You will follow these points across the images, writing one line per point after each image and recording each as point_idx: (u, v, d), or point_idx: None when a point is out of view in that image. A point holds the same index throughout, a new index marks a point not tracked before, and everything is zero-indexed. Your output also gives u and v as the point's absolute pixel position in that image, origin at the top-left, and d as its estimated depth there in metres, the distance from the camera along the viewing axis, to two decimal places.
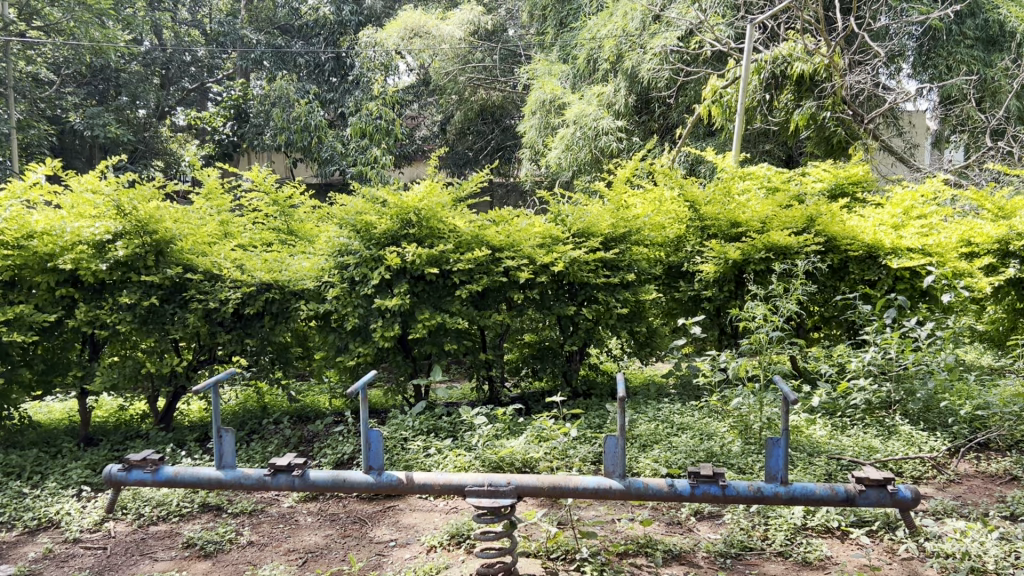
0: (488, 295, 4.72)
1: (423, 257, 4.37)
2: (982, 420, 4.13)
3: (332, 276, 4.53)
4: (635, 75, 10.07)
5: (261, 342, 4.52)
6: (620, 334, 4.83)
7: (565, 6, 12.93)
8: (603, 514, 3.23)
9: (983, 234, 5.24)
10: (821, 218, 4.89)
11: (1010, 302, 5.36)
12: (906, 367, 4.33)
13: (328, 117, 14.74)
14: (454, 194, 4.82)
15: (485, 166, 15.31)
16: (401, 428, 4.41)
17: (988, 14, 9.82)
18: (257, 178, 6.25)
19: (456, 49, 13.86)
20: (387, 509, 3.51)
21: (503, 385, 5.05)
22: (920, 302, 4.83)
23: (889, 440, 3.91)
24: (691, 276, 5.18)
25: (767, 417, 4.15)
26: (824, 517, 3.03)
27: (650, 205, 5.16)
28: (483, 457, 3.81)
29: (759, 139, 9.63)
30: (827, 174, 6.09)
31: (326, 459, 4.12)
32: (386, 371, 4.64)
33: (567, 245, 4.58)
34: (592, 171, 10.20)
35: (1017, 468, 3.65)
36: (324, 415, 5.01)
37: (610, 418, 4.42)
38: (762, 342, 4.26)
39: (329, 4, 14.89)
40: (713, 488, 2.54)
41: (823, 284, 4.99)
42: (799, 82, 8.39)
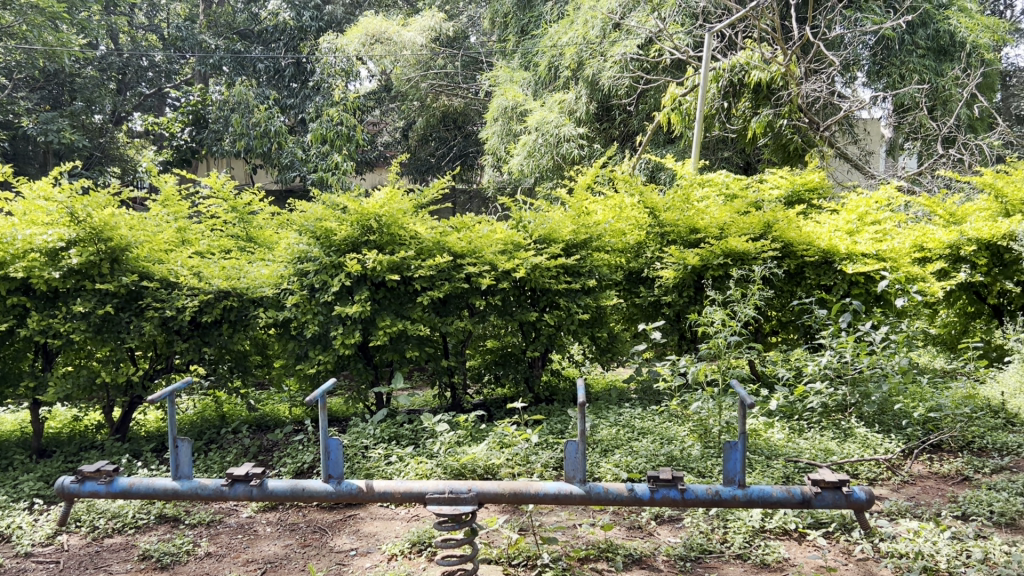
0: (449, 302, 4.73)
1: (384, 264, 4.35)
2: (936, 421, 4.22)
3: (292, 284, 4.53)
4: (596, 82, 10.15)
5: (219, 351, 4.49)
6: (583, 339, 4.88)
7: (526, 13, 13.04)
8: (564, 519, 3.26)
9: (935, 240, 5.45)
10: (777, 224, 5.01)
11: (961, 306, 5.85)
12: (861, 371, 4.40)
13: (288, 123, 14.74)
14: (415, 201, 4.83)
15: (446, 172, 15.57)
16: (362, 437, 4.41)
17: (939, 24, 10.06)
18: (215, 185, 6.19)
19: (417, 55, 13.81)
20: (347, 518, 3.50)
21: (465, 392, 5.07)
22: (874, 306, 4.96)
23: (846, 443, 4.00)
24: (651, 282, 5.25)
25: (726, 421, 4.21)
26: (781, 518, 3.08)
27: (611, 212, 5.22)
28: (444, 465, 3.82)
29: (717, 147, 9.79)
30: (784, 181, 6.21)
31: (285, 469, 4.10)
32: (347, 379, 4.62)
33: (528, 251, 4.61)
34: (555, 177, 10.37)
35: (968, 469, 3.74)
36: (284, 423, 4.99)
37: (572, 424, 4.45)
38: (721, 346, 4.33)
39: (289, 10, 14.95)
40: (672, 491, 2.55)
41: (780, 289, 5.08)
42: (756, 90, 8.49)
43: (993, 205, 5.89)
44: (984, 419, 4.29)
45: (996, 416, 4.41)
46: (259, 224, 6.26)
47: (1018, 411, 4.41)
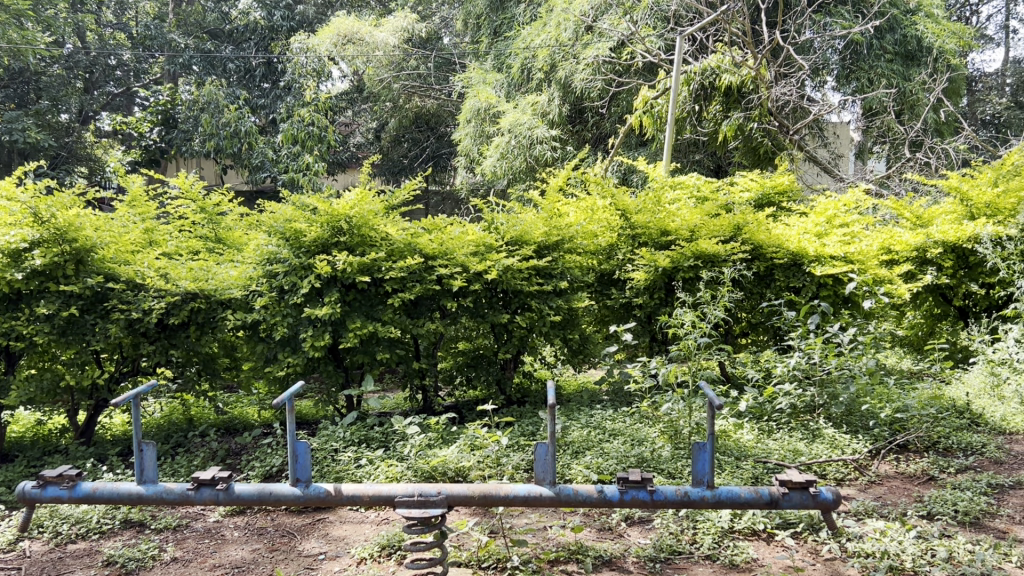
0: (420, 303, 4.69)
1: (354, 265, 4.32)
2: (902, 422, 4.26)
3: (261, 285, 4.48)
4: (568, 84, 10.19)
5: (186, 353, 4.43)
6: (554, 341, 4.88)
7: (498, 15, 13.06)
8: (535, 521, 3.26)
9: (902, 243, 5.61)
10: (747, 226, 5.04)
11: (928, 307, 5.98)
12: (830, 372, 4.42)
13: (259, 123, 14.65)
14: (386, 202, 4.80)
15: (419, 173, 15.60)
16: (332, 440, 4.37)
17: (906, 30, 10.27)
18: (183, 186, 6.12)
19: (390, 56, 13.77)
20: (316, 522, 3.46)
21: (437, 395, 5.04)
22: (842, 308, 5.00)
23: (814, 443, 4.02)
24: (622, 284, 5.26)
25: (696, 422, 4.22)
26: (750, 519, 3.09)
27: (583, 214, 5.23)
28: (415, 468, 3.79)
29: (689, 150, 9.84)
30: (754, 183, 6.25)
31: (253, 472, 4.05)
32: (317, 381, 4.57)
33: (500, 253, 4.60)
34: (528, 179, 10.37)
35: (934, 469, 3.76)
36: (252, 426, 4.93)
37: (543, 425, 4.44)
38: (691, 348, 4.33)
39: (260, 9, 14.87)
40: (642, 492, 2.53)
41: (750, 291, 5.10)
42: (727, 93, 8.64)
43: (959, 208, 5.98)
44: (949, 420, 4.33)
45: (961, 416, 4.46)
46: (228, 225, 6.19)
47: (982, 411, 4.46)
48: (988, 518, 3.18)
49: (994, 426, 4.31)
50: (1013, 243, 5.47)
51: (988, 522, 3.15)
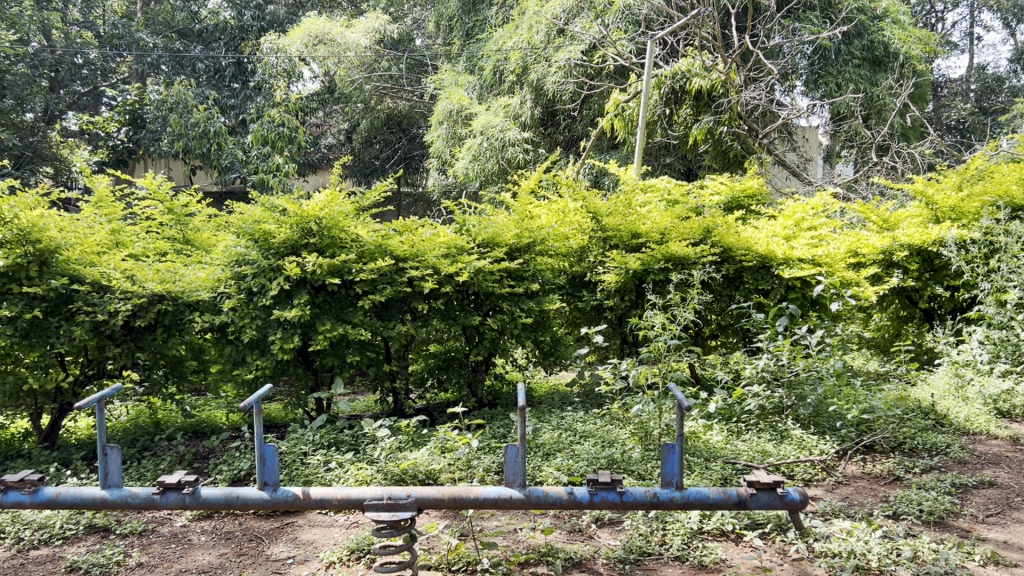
0: (391, 305, 4.67)
1: (324, 267, 4.29)
2: (869, 423, 4.31)
3: (229, 287, 4.42)
4: (541, 87, 10.23)
5: (153, 356, 4.37)
6: (525, 343, 4.87)
7: (470, 17, 13.07)
8: (505, 524, 3.25)
9: (869, 245, 5.67)
10: (717, 229, 5.07)
11: (894, 310, 6.06)
12: (798, 374, 4.46)
13: (229, 124, 14.56)
14: (356, 203, 4.77)
15: (390, 174, 15.61)
16: (301, 443, 4.33)
17: (874, 35, 10.33)
18: (151, 186, 6.04)
19: (361, 57, 13.73)
20: (285, 526, 3.43)
21: (408, 397, 5.02)
22: (811, 311, 5.05)
23: (782, 444, 4.06)
24: (593, 286, 5.27)
25: (665, 423, 4.23)
26: (719, 520, 3.10)
27: (555, 216, 5.23)
28: (385, 471, 3.77)
29: (659, 153, 9.90)
30: (724, 187, 6.29)
31: (221, 476, 4.00)
32: (286, 384, 4.53)
33: (471, 256, 4.58)
34: (499, 181, 10.35)
35: (900, 469, 3.81)
36: (220, 430, 4.88)
37: (514, 428, 4.43)
38: (661, 350, 4.35)
39: (230, 9, 14.79)
40: (611, 494, 2.53)
41: (719, 293, 5.13)
42: (697, 98, 8.70)
43: (924, 212, 6.06)
44: (915, 421, 4.38)
45: (926, 417, 4.51)
46: (196, 226, 6.13)
47: (947, 412, 4.51)
48: (952, 518, 3.23)
49: (959, 426, 4.37)
50: (976, 246, 5.56)
51: (952, 522, 3.18)
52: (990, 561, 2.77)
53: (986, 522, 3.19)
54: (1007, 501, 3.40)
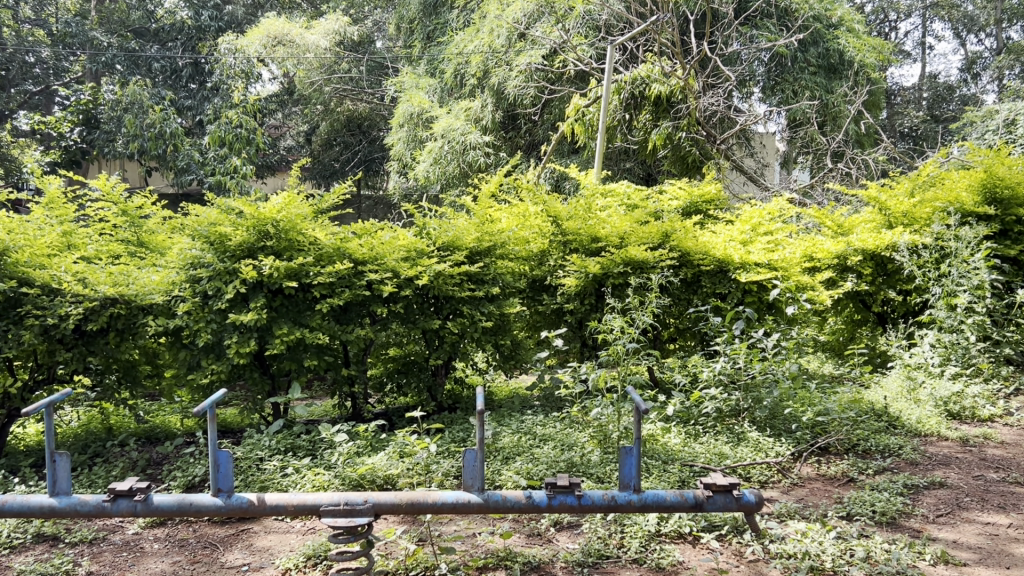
0: (349, 309, 4.62)
1: (281, 270, 4.23)
2: (823, 425, 4.36)
3: (183, 290, 4.35)
4: (502, 91, 10.25)
5: (105, 361, 4.29)
6: (485, 347, 4.86)
7: (431, 20, 13.05)
8: (463, 528, 3.24)
9: (824, 250, 5.75)
10: (675, 233, 5.11)
11: (848, 313, 6.15)
12: (754, 376, 4.50)
13: (185, 125, 14.36)
14: (315, 206, 4.72)
15: (350, 177, 15.61)
16: (257, 448, 4.27)
17: (829, 43, 10.60)
18: (105, 188, 5.93)
19: (321, 59, 13.65)
20: (240, 533, 3.38)
21: (366, 402, 4.98)
22: (767, 314, 5.11)
23: (738, 447, 4.09)
24: (553, 290, 5.28)
25: (624, 426, 4.24)
26: (677, 522, 3.11)
27: (515, 220, 5.23)
28: (342, 476, 3.73)
29: (619, 158, 9.98)
30: (682, 192, 6.35)
31: (174, 482, 3.93)
32: (242, 388, 4.46)
33: (431, 259, 4.56)
34: (460, 185, 10.35)
35: (853, 471, 3.86)
36: (174, 436, 4.80)
37: (473, 432, 4.41)
38: (620, 353, 4.37)
39: (187, 8, 14.58)
40: (570, 497, 2.52)
41: (677, 297, 5.17)
42: (657, 103, 8.77)
43: (878, 217, 6.17)
44: (868, 423, 4.44)
45: (879, 419, 4.58)
46: (151, 228, 6.03)
47: (899, 414, 4.58)
48: (904, 518, 3.27)
49: (910, 428, 4.45)
50: (928, 251, 5.67)
51: (903, 522, 3.23)
52: (940, 560, 2.82)
53: (937, 522, 3.24)
54: (956, 501, 3.46)
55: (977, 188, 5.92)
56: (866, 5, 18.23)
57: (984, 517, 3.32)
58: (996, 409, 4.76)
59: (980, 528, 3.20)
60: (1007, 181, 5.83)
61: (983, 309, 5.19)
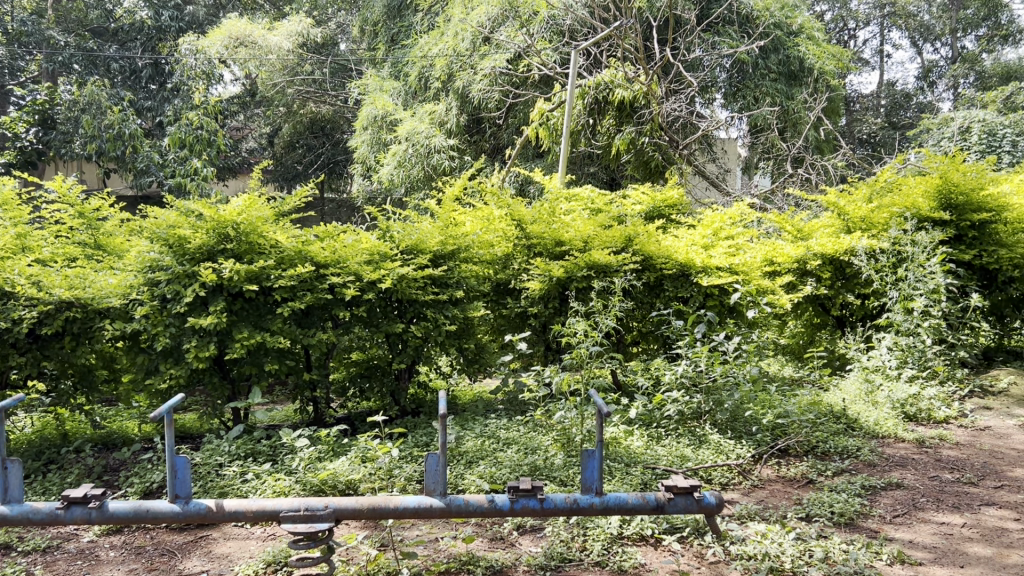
0: (311, 313, 4.58)
1: (241, 273, 4.18)
2: (783, 428, 4.41)
3: (141, 293, 4.27)
4: (466, 94, 10.25)
5: (60, 365, 4.22)
6: (449, 350, 4.85)
7: (395, 23, 13.03)
8: (425, 533, 3.22)
9: (784, 254, 5.83)
10: (638, 238, 5.14)
11: (808, 317, 6.23)
12: (715, 379, 4.54)
13: (145, 126, 14.16)
14: (276, 208, 4.67)
15: (313, 179, 15.57)
16: (216, 454, 4.20)
17: (789, 50, 10.69)
18: (61, 189, 5.82)
19: (283, 60, 13.55)
20: (199, 539, 3.33)
21: (329, 406, 4.94)
22: (728, 318, 5.15)
23: (700, 449, 4.12)
24: (517, 293, 5.27)
25: (587, 430, 4.24)
26: (639, 525, 3.12)
27: (479, 223, 5.22)
28: (303, 481, 3.69)
29: (583, 162, 10.03)
30: (645, 197, 6.39)
31: (131, 489, 3.86)
32: (201, 393, 4.40)
33: (394, 262, 4.53)
34: (425, 188, 10.31)
35: (812, 472, 3.90)
36: (131, 441, 4.71)
37: (436, 436, 4.39)
38: (583, 356, 4.38)
39: (147, 8, 14.39)
40: (532, 501, 2.52)
41: (640, 300, 5.20)
42: (620, 109, 8.82)
43: (837, 222, 6.27)
44: (827, 425, 4.50)
45: (838, 420, 4.63)
46: (109, 231, 5.92)
47: (857, 416, 4.64)
48: (861, 518, 3.32)
49: (868, 429, 4.51)
50: (885, 255, 5.76)
51: (861, 522, 3.28)
52: (896, 560, 2.86)
53: (893, 522, 3.29)
54: (912, 502, 3.52)
55: (933, 193, 6.04)
56: (826, 12, 18.53)
57: (939, 517, 3.38)
58: (951, 411, 4.86)
59: (936, 528, 3.25)
60: (961, 187, 5.94)
61: (938, 312, 5.28)
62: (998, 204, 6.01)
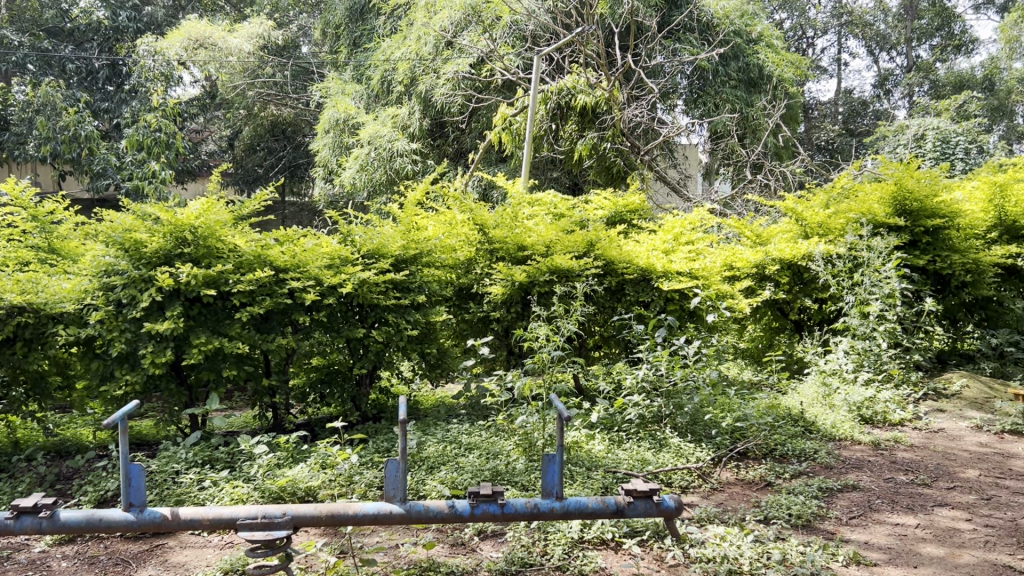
0: (271, 318, 4.54)
1: (199, 277, 4.12)
2: (742, 431, 4.45)
3: (96, 298, 4.19)
4: (429, 98, 10.24)
5: (12, 372, 4.13)
6: (411, 355, 4.82)
7: (358, 26, 12.98)
8: (385, 540, 3.20)
9: (743, 260, 5.92)
10: (600, 242, 5.17)
11: (767, 321, 6.31)
12: (675, 383, 4.57)
13: (101, 127, 13.93)
14: (235, 212, 4.62)
15: (274, 182, 15.45)
16: (173, 461, 4.14)
17: (749, 58, 10.90)
18: (12, 192, 5.70)
19: (244, 62, 13.43)
20: (154, 548, 3.27)
21: (288, 412, 4.89)
22: (688, 322, 5.20)
23: (660, 452, 4.15)
24: (480, 298, 5.26)
25: (549, 434, 4.24)
26: (599, 529, 3.13)
27: (442, 227, 5.20)
28: (262, 488, 3.65)
29: (546, 167, 10.06)
30: (607, 202, 6.43)
31: (85, 498, 3.79)
32: (158, 400, 4.33)
33: (355, 266, 4.51)
34: (387, 192, 10.26)
35: (770, 474, 3.94)
36: (86, 449, 4.63)
37: (397, 441, 4.37)
38: (545, 361, 4.39)
39: (104, 8, 14.16)
40: (492, 506, 2.51)
41: (602, 305, 5.23)
42: (582, 114, 8.85)
43: (794, 228, 6.33)
44: (785, 428, 4.55)
45: (796, 423, 4.69)
46: (62, 234, 5.82)
47: (814, 419, 4.71)
48: (819, 520, 3.37)
49: (826, 432, 4.58)
50: (842, 260, 5.86)
51: (818, 524, 3.32)
52: (852, 561, 2.91)
53: (849, 523, 3.35)
54: (867, 503, 3.58)
55: (888, 200, 6.15)
56: (785, 20, 18.75)
57: (894, 518, 3.44)
58: (906, 414, 4.96)
59: (891, 529, 3.31)
60: (916, 194, 6.05)
61: (893, 317, 5.38)
62: (951, 210, 6.12)
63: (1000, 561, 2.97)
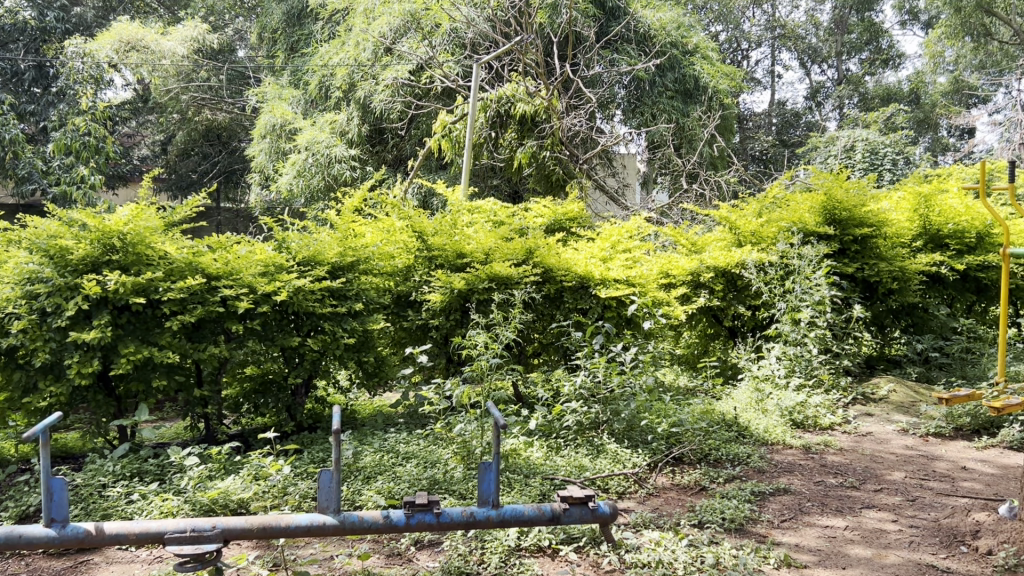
0: (203, 327, 4.44)
1: (128, 285, 4.02)
2: (677, 436, 4.49)
3: (18, 307, 4.04)
4: (368, 105, 10.16)
5: None
6: (348, 364, 4.76)
7: (296, 31, 12.84)
8: (320, 552, 3.16)
9: (679, 267, 6.00)
10: (538, 250, 5.19)
11: (702, 327, 6.38)
12: (612, 390, 4.60)
13: (27, 130, 13.44)
14: (165, 218, 4.51)
15: (209, 187, 15.33)
16: (99, 474, 4.02)
17: (685, 69, 11.16)
18: None
19: (177, 65, 13.16)
20: (78, 564, 3.17)
21: (221, 423, 4.78)
22: (625, 329, 5.25)
23: (598, 459, 4.17)
24: (418, 305, 5.22)
25: (487, 442, 4.24)
26: (536, 536, 3.13)
27: (379, 235, 5.15)
28: (193, 501, 3.56)
29: (486, 175, 10.07)
30: (546, 210, 6.46)
31: (5, 514, 3.65)
32: (83, 411, 4.20)
33: (290, 274, 4.44)
34: (325, 199, 10.13)
35: (705, 479, 3.99)
36: (6, 463, 4.46)
37: (333, 451, 4.31)
38: (483, 368, 4.37)
39: (30, 8, 13.69)
40: (428, 516, 2.48)
41: (541, 312, 5.24)
42: (521, 122, 8.84)
43: (728, 237, 6.49)
44: (719, 433, 4.62)
45: (730, 428, 4.77)
46: None
47: (748, 424, 4.79)
48: (751, 524, 3.42)
49: (759, 437, 4.65)
50: (774, 269, 6.00)
51: (751, 528, 3.38)
52: (783, 563, 2.97)
53: (781, 526, 3.41)
54: (799, 506, 3.66)
55: (818, 210, 6.29)
56: (721, 33, 18.79)
57: (824, 520, 3.52)
58: (836, 418, 5.07)
59: (821, 531, 3.38)
60: (845, 203, 6.20)
61: (823, 324, 5.51)
62: (878, 220, 6.29)
63: (924, 561, 3.05)
